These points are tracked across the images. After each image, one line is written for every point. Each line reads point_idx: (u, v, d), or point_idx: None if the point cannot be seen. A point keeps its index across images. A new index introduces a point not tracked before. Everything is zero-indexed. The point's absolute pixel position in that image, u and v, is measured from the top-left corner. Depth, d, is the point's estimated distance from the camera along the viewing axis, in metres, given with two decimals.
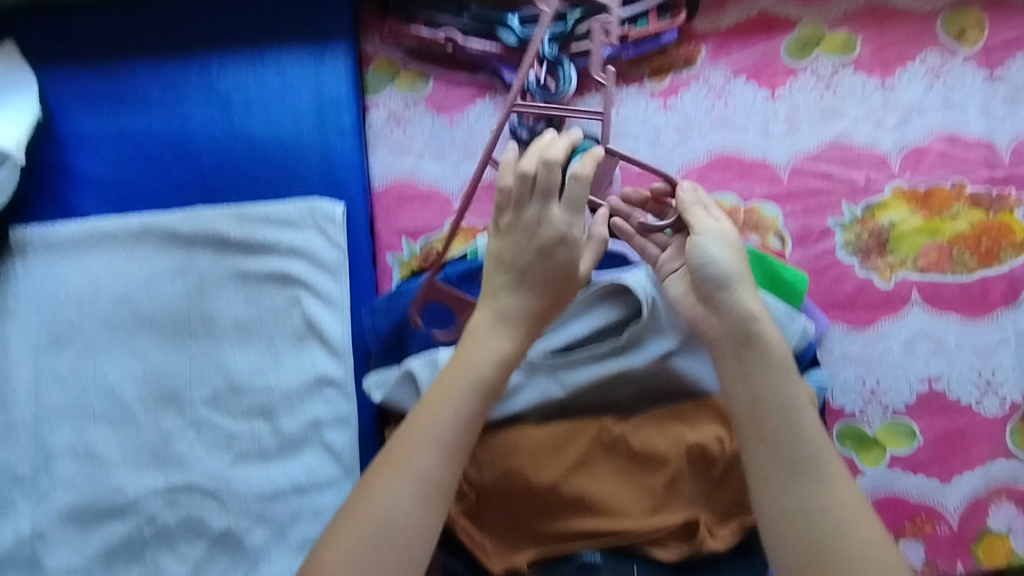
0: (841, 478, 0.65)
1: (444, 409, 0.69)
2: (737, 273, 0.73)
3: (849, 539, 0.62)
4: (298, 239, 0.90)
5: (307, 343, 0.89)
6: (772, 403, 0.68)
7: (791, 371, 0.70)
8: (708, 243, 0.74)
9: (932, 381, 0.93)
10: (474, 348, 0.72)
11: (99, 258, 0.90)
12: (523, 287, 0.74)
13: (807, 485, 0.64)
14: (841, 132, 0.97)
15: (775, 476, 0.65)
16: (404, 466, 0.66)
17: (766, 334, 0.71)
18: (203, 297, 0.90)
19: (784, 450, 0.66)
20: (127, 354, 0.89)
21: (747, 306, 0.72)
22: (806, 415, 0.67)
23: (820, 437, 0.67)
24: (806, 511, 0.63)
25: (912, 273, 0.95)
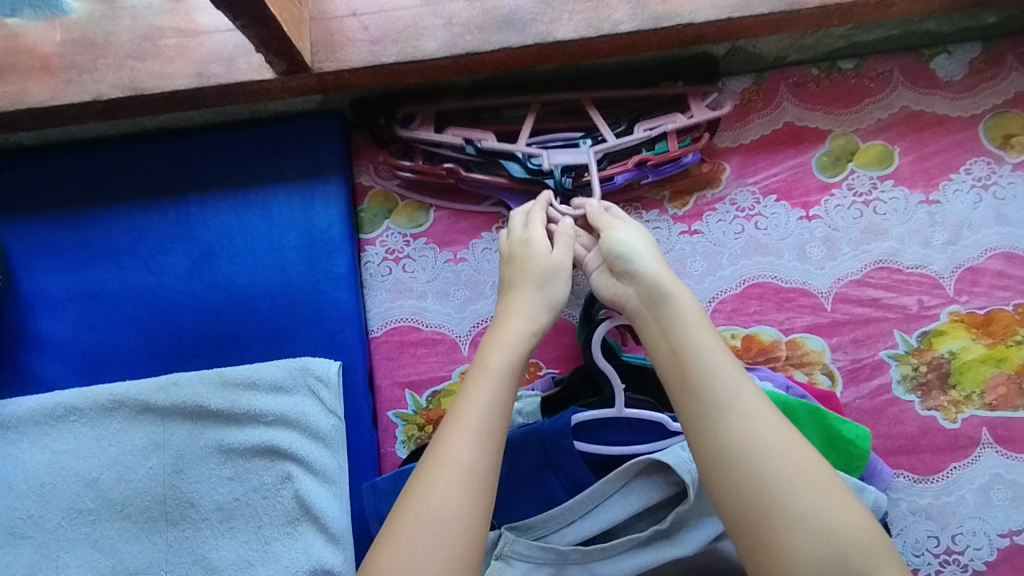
0: (765, 404, 0.58)
1: (478, 401, 0.61)
2: (645, 247, 0.74)
3: (787, 470, 0.53)
4: (288, 406, 0.80)
5: (300, 525, 0.78)
6: (688, 348, 0.62)
7: (702, 318, 0.65)
8: (618, 231, 0.75)
9: (1014, 535, 0.81)
10: (494, 345, 0.66)
11: (62, 434, 0.80)
12: (521, 282, 0.74)
13: (732, 420, 0.57)
14: (885, 253, 0.89)
15: (700, 418, 0.58)
16: (443, 461, 0.57)
17: (672, 289, 0.68)
18: (180, 478, 0.79)
19: (703, 391, 0.59)
20: (93, 547, 0.77)
21: (654, 269, 0.70)
22: (721, 354, 0.62)
23: (738, 370, 0.60)
24: (737, 449, 0.55)
25: (980, 410, 0.84)
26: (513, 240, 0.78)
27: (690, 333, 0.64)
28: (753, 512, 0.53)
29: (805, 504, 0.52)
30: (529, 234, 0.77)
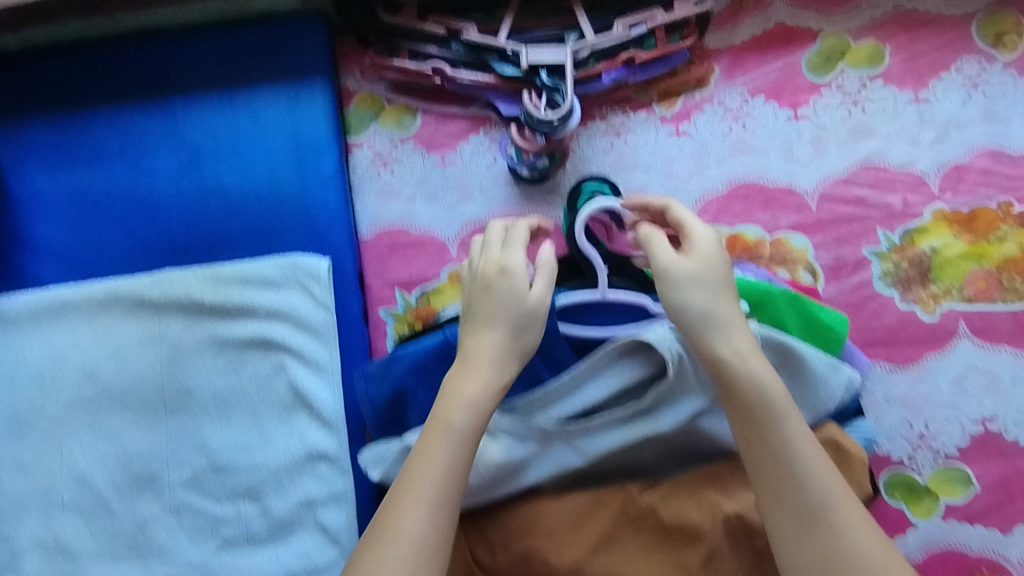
0: (859, 521, 0.56)
1: (431, 468, 0.60)
2: (720, 294, 0.65)
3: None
4: (281, 302, 0.82)
5: (295, 413, 0.81)
6: (780, 454, 0.58)
7: (793, 408, 0.61)
8: (683, 270, 0.65)
9: (986, 422, 0.84)
10: (456, 399, 0.63)
11: (60, 329, 0.82)
12: (488, 325, 0.66)
13: (830, 536, 0.55)
14: (873, 153, 0.89)
15: (792, 537, 0.56)
16: (393, 538, 0.57)
17: (757, 366, 0.62)
18: (177, 369, 0.81)
19: (796, 497, 0.57)
20: (96, 435, 0.81)
21: (733, 344, 0.63)
22: (812, 453, 0.59)
23: (827, 471, 0.58)
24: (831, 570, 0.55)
25: (959, 304, 0.86)
26: (487, 264, 0.69)
27: (781, 426, 0.60)
28: None
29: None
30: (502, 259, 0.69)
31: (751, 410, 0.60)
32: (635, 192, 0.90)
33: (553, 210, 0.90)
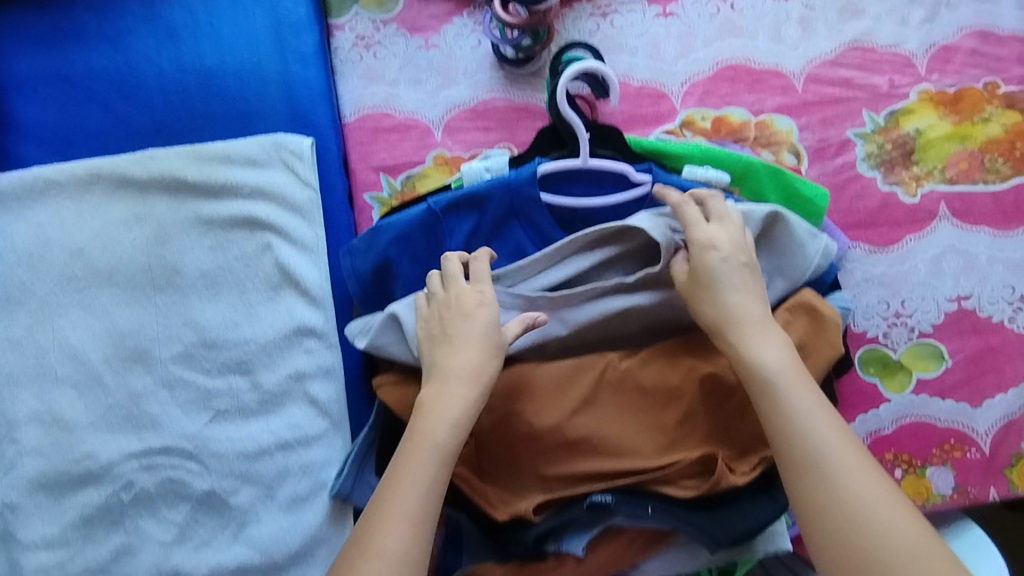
0: (858, 468, 0.59)
1: (415, 483, 0.62)
2: (718, 291, 0.66)
3: (895, 548, 0.55)
4: (264, 179, 0.82)
5: (282, 291, 0.82)
6: (783, 428, 0.61)
7: (792, 377, 0.63)
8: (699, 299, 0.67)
9: (961, 300, 0.86)
10: (436, 418, 0.64)
11: (45, 208, 0.82)
12: (463, 347, 0.67)
13: (836, 489, 0.58)
14: (861, 33, 0.89)
15: (794, 484, 0.59)
16: (373, 554, 0.59)
17: (758, 348, 0.64)
18: (164, 247, 0.82)
19: (796, 451, 0.60)
20: (86, 312, 0.82)
21: (731, 338, 0.65)
22: (812, 416, 0.61)
23: (826, 429, 0.60)
24: (853, 560, 0.56)
25: (940, 185, 0.87)
26: (462, 292, 0.69)
27: (779, 402, 0.62)
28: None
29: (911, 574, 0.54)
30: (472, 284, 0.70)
31: (757, 396, 0.63)
32: (621, 73, 0.89)
33: (538, 94, 0.89)
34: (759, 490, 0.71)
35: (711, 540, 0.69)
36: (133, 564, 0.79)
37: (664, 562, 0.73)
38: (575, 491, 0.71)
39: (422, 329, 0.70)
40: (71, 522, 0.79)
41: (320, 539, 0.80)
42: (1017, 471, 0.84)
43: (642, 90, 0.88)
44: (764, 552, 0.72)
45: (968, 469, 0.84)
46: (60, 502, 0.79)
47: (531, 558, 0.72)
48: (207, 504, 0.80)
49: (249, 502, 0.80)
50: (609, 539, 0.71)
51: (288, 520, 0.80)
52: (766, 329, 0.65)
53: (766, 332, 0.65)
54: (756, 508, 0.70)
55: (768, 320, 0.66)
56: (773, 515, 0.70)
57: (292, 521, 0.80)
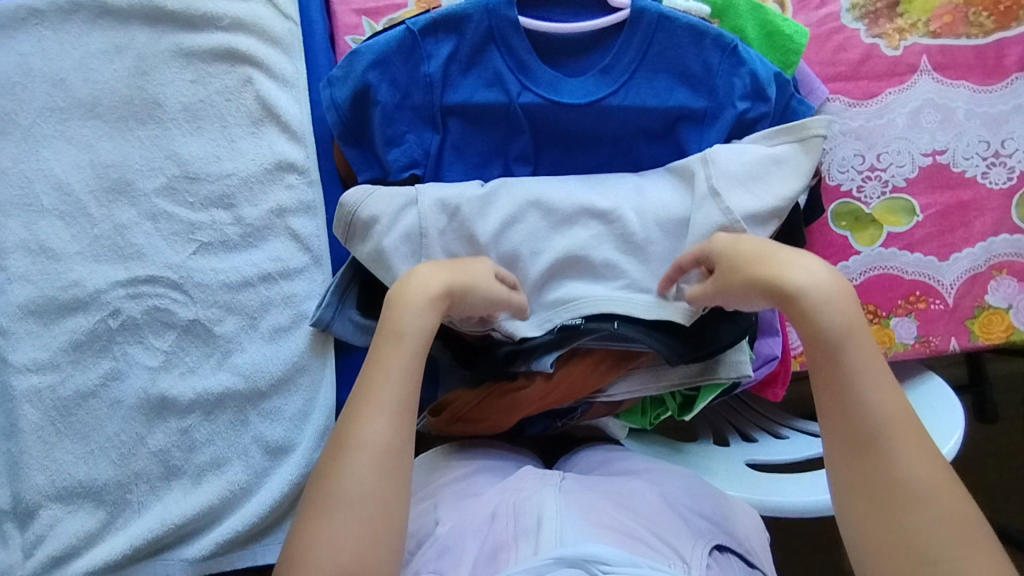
0: (919, 452, 0.53)
1: (390, 375, 0.62)
2: (768, 258, 0.63)
3: (948, 548, 0.49)
4: (244, 11, 0.83)
5: (263, 126, 0.83)
6: (843, 394, 0.57)
7: (860, 345, 0.58)
8: (764, 262, 0.63)
9: (936, 154, 0.87)
10: (406, 310, 0.64)
11: (28, 37, 0.83)
12: (444, 267, 0.68)
13: (886, 466, 0.53)
14: None
15: (840, 456, 0.56)
16: (356, 442, 0.58)
17: (822, 305, 0.59)
18: (145, 80, 0.82)
19: (851, 422, 0.56)
20: (69, 142, 0.83)
21: (789, 296, 0.61)
22: (877, 390, 0.56)
23: (889, 406, 0.55)
24: (895, 546, 0.51)
25: (923, 38, 0.87)
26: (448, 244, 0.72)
27: (843, 364, 0.58)
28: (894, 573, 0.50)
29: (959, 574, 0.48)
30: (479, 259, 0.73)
31: (818, 359, 0.59)
32: None
33: None
34: (721, 314, 0.73)
35: (672, 356, 0.70)
36: (122, 389, 0.81)
37: (629, 385, 0.76)
38: (549, 315, 0.73)
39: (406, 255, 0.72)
40: (60, 347, 0.81)
41: (302, 368, 0.84)
42: (979, 323, 0.86)
43: None
44: (727, 377, 0.74)
45: (931, 319, 0.86)
46: (50, 329, 0.82)
47: (502, 378, 0.76)
48: (192, 333, 0.82)
49: (233, 331, 0.82)
50: (576, 359, 0.74)
51: (272, 350, 0.83)
52: (837, 290, 0.60)
53: (837, 292, 0.60)
54: (722, 334, 0.72)
55: (840, 283, 0.61)
56: (733, 337, 0.71)
57: (274, 351, 0.83)
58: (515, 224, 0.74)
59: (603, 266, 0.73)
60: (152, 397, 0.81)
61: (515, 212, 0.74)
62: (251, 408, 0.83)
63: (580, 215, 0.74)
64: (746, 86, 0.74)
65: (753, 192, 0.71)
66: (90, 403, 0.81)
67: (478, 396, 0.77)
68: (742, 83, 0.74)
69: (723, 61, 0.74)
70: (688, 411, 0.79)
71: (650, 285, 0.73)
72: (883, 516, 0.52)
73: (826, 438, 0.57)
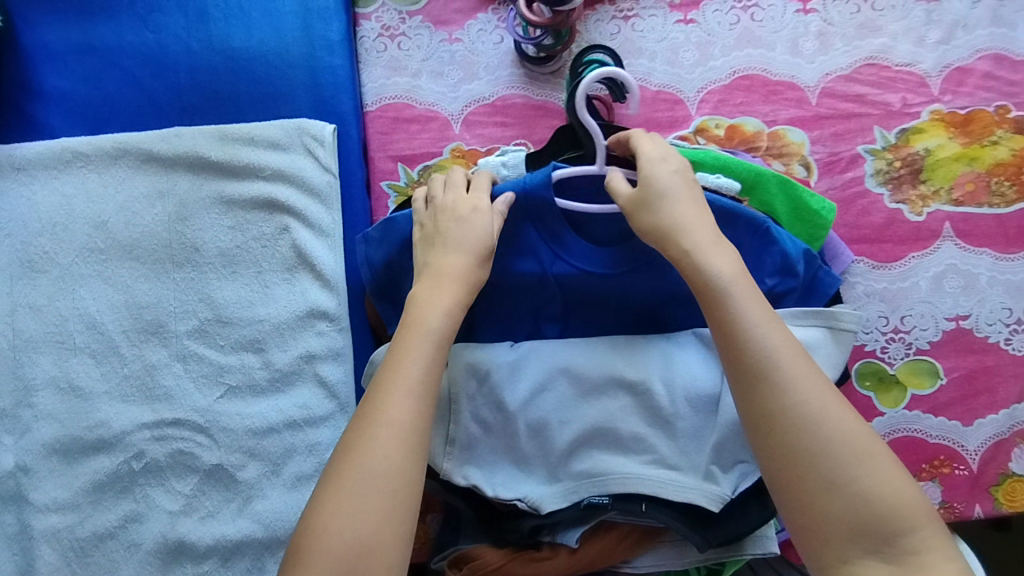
0: (807, 375, 0.59)
1: (414, 364, 0.63)
2: (664, 200, 0.66)
3: (846, 459, 0.56)
4: (286, 162, 0.86)
5: (297, 273, 0.85)
6: (735, 336, 0.61)
7: (744, 287, 0.63)
8: (663, 197, 0.66)
9: (960, 319, 0.87)
10: (430, 306, 0.67)
11: (71, 178, 0.85)
12: (450, 249, 0.70)
13: (781, 397, 0.58)
14: (877, 50, 0.92)
15: (744, 393, 0.59)
16: (380, 421, 0.60)
17: (709, 255, 0.64)
18: (184, 224, 0.85)
19: (747, 361, 0.60)
20: (106, 283, 0.84)
21: (679, 247, 0.65)
22: (764, 330, 0.60)
23: (776, 335, 0.60)
24: (802, 466, 0.56)
25: (946, 205, 0.88)
26: (441, 210, 0.73)
27: (730, 308, 0.61)
28: (802, 488, 0.56)
29: (858, 481, 0.55)
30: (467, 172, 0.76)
31: (708, 303, 0.63)
32: (640, 79, 0.92)
33: (557, 93, 0.92)
34: (751, 495, 0.72)
35: (700, 540, 0.71)
36: (141, 532, 0.80)
37: (654, 559, 0.76)
38: (575, 487, 0.72)
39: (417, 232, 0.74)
40: (81, 488, 0.80)
41: None
42: (1003, 491, 0.84)
43: (659, 96, 0.91)
44: (754, 553, 0.74)
45: (955, 485, 0.84)
46: (72, 468, 0.81)
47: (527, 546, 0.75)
48: (214, 477, 0.81)
49: (255, 477, 0.81)
50: (602, 532, 0.74)
51: (292, 498, 0.81)
52: (715, 239, 0.65)
53: (719, 237, 0.65)
54: (748, 518, 0.72)
55: (714, 229, 0.66)
56: (761, 519, 0.72)
57: (295, 498, 0.81)
58: (543, 392, 0.74)
59: (631, 438, 0.72)
60: (170, 541, 0.79)
61: (542, 381, 0.74)
62: (270, 555, 0.80)
63: (608, 384, 0.74)
64: (775, 263, 0.74)
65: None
66: (108, 545, 0.80)
67: (503, 558, 0.75)
68: (771, 261, 0.74)
69: (753, 238, 0.74)
70: None
71: (680, 462, 0.71)
72: (789, 441, 0.57)
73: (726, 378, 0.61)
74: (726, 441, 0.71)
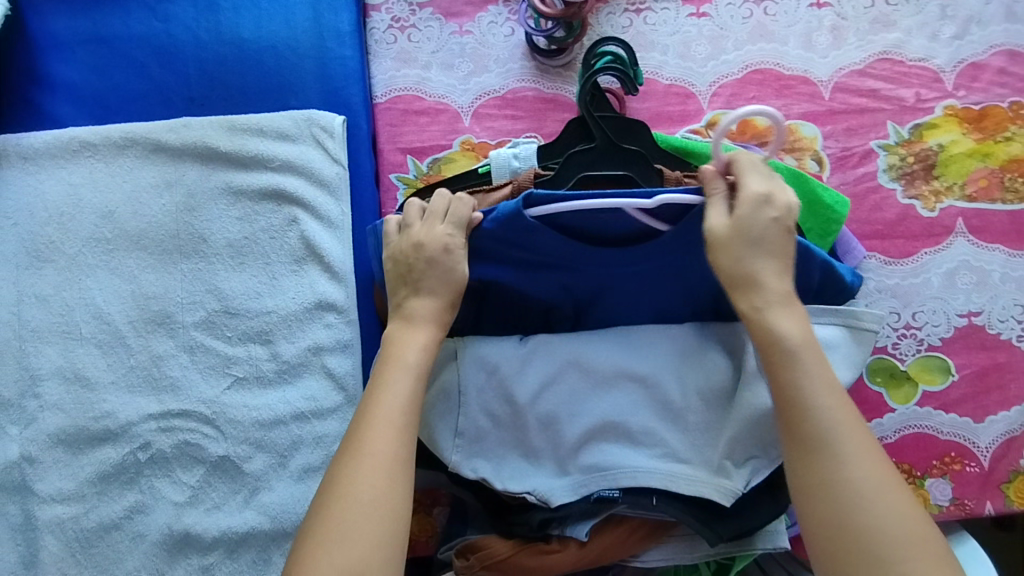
0: (867, 451, 0.57)
1: (395, 394, 0.63)
2: (750, 247, 0.63)
3: (899, 543, 0.54)
4: (294, 153, 0.85)
5: (305, 264, 0.84)
6: (797, 402, 0.59)
7: (810, 351, 0.61)
8: (750, 244, 0.63)
9: (972, 315, 0.86)
10: (408, 342, 0.67)
11: (78, 168, 0.85)
12: (420, 292, 0.70)
13: (836, 467, 0.56)
14: (890, 45, 0.91)
15: (799, 456, 0.58)
16: (365, 452, 0.60)
17: (775, 316, 0.62)
18: (192, 215, 0.84)
19: (805, 426, 0.58)
20: (113, 273, 0.84)
21: (749, 300, 0.63)
22: (825, 397, 0.59)
23: (838, 406, 0.59)
24: (850, 543, 0.54)
25: (959, 201, 0.88)
26: (405, 245, 0.71)
27: (796, 371, 0.60)
28: (849, 563, 0.54)
29: (910, 569, 0.53)
30: (445, 194, 0.74)
31: (772, 363, 0.61)
32: (652, 72, 0.92)
33: (568, 86, 0.92)
34: (761, 490, 0.72)
35: (712, 535, 0.70)
36: (146, 523, 0.79)
37: (663, 553, 0.75)
38: (585, 480, 0.71)
39: (390, 264, 0.72)
40: (86, 479, 0.80)
41: None
42: (1014, 489, 0.83)
43: (670, 89, 0.91)
44: (764, 548, 0.73)
45: (966, 482, 0.83)
46: (77, 459, 0.80)
47: (535, 539, 0.75)
48: (220, 469, 0.81)
49: (262, 470, 0.80)
50: (611, 525, 0.73)
51: (298, 491, 0.80)
52: (788, 299, 0.63)
53: (791, 298, 0.63)
54: (759, 512, 0.71)
55: (789, 289, 0.63)
56: (772, 515, 0.71)
57: (302, 490, 0.80)
58: (553, 385, 0.74)
59: (642, 432, 0.71)
60: (176, 532, 0.79)
61: (553, 374, 0.74)
62: (276, 547, 0.80)
63: (619, 377, 0.73)
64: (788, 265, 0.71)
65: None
66: (113, 536, 0.79)
67: (510, 549, 0.74)
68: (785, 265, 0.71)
69: None
70: None
71: (690, 456, 0.71)
72: (840, 514, 0.55)
73: (783, 439, 0.60)
74: (738, 435, 0.70)
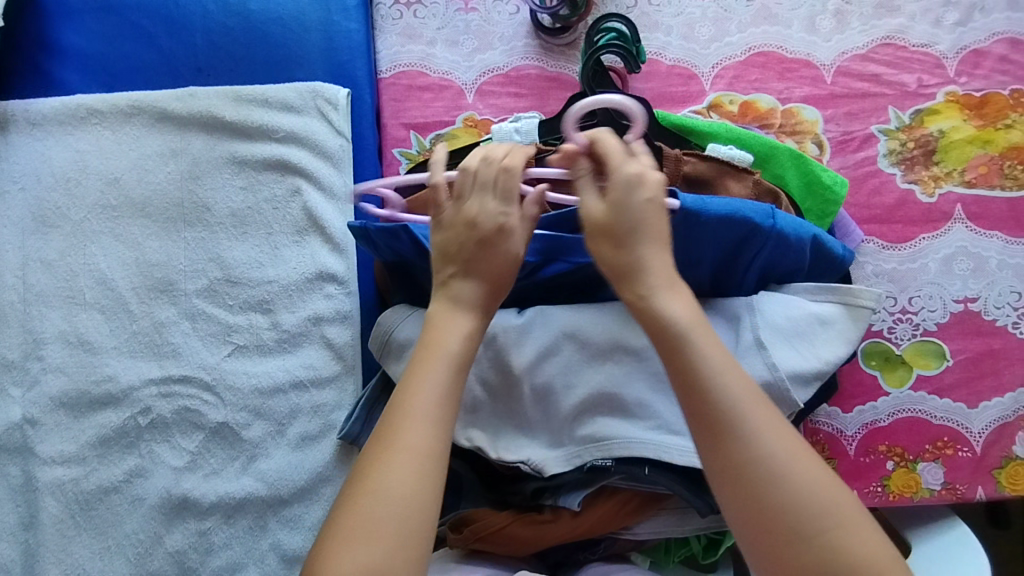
0: (772, 425, 0.57)
1: (429, 386, 0.62)
2: (633, 234, 0.63)
3: (817, 508, 0.54)
4: (298, 124, 0.86)
5: (307, 235, 0.85)
6: (701, 386, 0.58)
7: (701, 330, 0.61)
8: (626, 230, 0.63)
9: (968, 301, 0.87)
10: (450, 329, 0.65)
11: (85, 135, 0.86)
12: (466, 274, 0.67)
13: (744, 448, 0.56)
14: (894, 30, 0.92)
15: (706, 443, 0.57)
16: (399, 445, 0.59)
17: (671, 301, 0.62)
18: (197, 184, 0.85)
19: (708, 410, 0.57)
20: (117, 240, 0.84)
21: (635, 289, 0.63)
22: (723, 377, 0.58)
23: (740, 386, 0.58)
24: (772, 521, 0.54)
25: (957, 187, 0.88)
26: (457, 217, 0.69)
27: (693, 356, 0.59)
28: (774, 538, 0.54)
29: (834, 533, 0.53)
30: (492, 159, 0.70)
31: (668, 351, 0.60)
32: (655, 53, 0.93)
33: (571, 65, 0.93)
34: None
35: (702, 505, 0.71)
36: (145, 487, 0.79)
37: (653, 526, 0.76)
38: (579, 451, 0.71)
39: (440, 235, 0.69)
40: (86, 442, 0.80)
41: (326, 478, 0.81)
42: (1006, 474, 0.83)
43: (674, 70, 0.92)
44: None
45: (958, 467, 0.83)
46: (79, 422, 0.81)
47: (529, 509, 0.75)
48: (219, 436, 0.81)
49: (260, 437, 0.81)
50: (604, 497, 0.74)
51: (296, 459, 0.81)
52: (671, 282, 0.63)
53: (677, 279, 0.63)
54: None
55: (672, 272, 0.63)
56: None
57: (299, 458, 0.81)
58: (549, 357, 0.74)
59: (637, 405, 0.72)
60: (174, 497, 0.79)
61: (549, 346, 0.74)
62: (272, 514, 0.80)
63: (614, 351, 0.74)
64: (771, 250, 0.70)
65: (799, 351, 0.70)
66: (111, 499, 0.79)
67: (505, 519, 0.74)
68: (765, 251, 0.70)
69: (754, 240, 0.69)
70: (713, 552, 0.79)
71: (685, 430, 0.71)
72: (758, 493, 0.55)
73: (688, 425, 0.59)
74: None
